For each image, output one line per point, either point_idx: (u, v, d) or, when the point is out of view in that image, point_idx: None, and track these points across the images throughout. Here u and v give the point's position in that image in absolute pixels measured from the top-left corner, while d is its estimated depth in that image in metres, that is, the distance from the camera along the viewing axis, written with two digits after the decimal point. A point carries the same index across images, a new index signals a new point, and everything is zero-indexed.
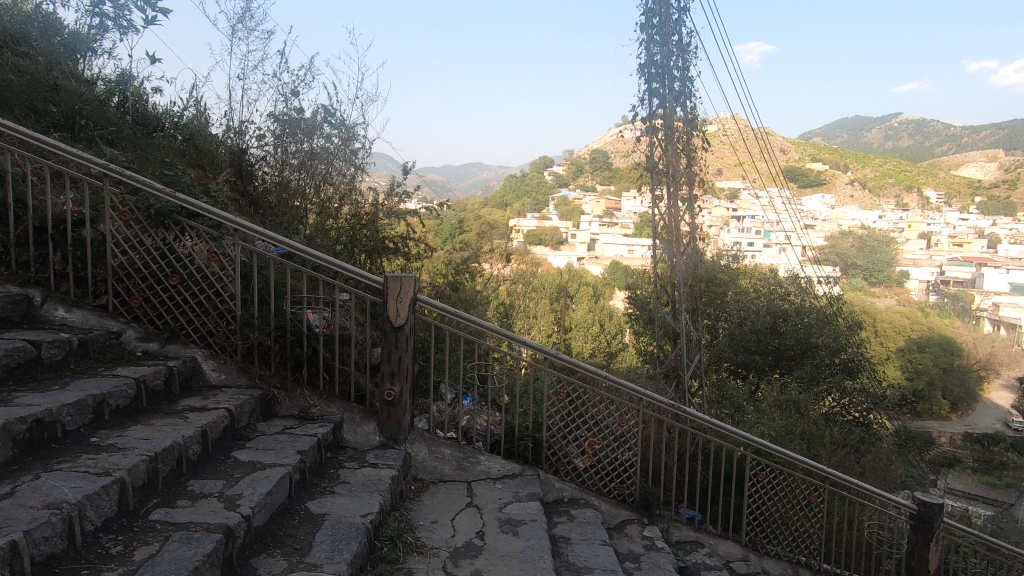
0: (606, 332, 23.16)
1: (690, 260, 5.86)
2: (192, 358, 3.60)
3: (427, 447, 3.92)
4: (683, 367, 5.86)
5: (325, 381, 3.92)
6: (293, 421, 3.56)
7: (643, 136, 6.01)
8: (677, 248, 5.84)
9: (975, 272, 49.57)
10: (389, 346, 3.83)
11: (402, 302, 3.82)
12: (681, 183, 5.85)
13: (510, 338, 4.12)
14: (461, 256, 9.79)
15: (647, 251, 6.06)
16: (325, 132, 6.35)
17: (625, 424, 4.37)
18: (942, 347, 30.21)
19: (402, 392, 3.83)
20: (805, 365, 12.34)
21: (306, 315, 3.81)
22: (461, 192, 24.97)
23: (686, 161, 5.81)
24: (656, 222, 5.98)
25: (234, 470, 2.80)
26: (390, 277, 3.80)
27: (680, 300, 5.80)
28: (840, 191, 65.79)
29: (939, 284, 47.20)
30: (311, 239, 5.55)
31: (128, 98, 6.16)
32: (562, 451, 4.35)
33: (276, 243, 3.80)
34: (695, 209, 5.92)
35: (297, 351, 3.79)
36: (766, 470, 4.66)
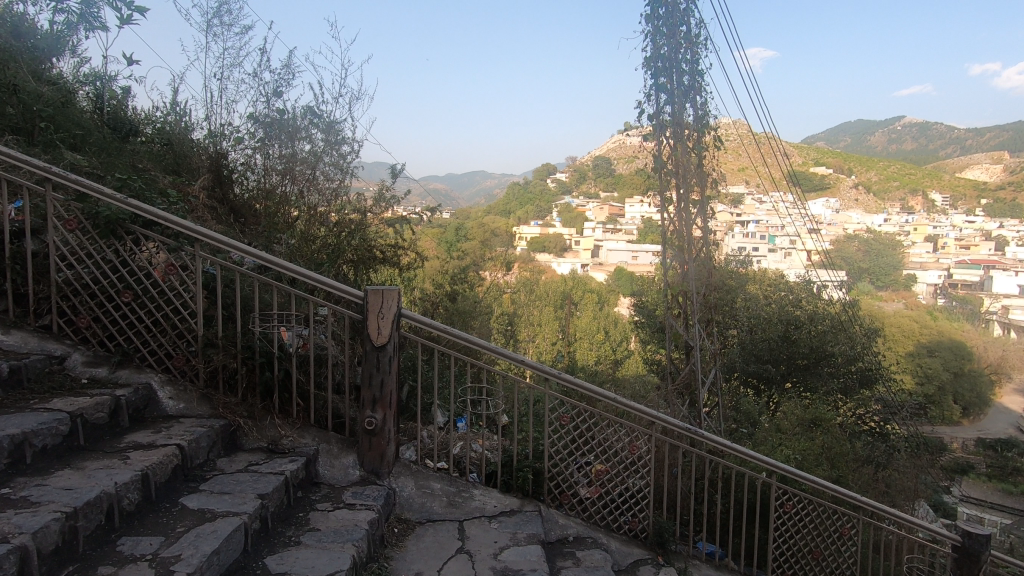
0: (610, 339, 22.65)
1: (702, 267, 5.43)
2: (146, 384, 3.19)
3: (414, 481, 3.49)
4: (698, 383, 5.36)
5: (299, 408, 3.49)
6: (260, 456, 3.13)
7: (650, 134, 5.59)
8: (689, 253, 5.39)
9: (983, 275, 48.85)
10: (370, 369, 3.40)
11: (384, 318, 3.40)
12: (692, 185, 5.42)
13: (507, 356, 3.69)
14: (459, 264, 9.36)
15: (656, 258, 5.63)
16: (311, 135, 5.97)
17: (637, 451, 3.92)
18: (953, 351, 29.58)
19: (384, 420, 3.41)
20: (820, 374, 11.83)
21: (276, 334, 3.40)
22: (462, 199, 24.63)
23: (696, 161, 5.39)
24: (665, 227, 5.55)
25: (178, 523, 2.37)
26: (370, 290, 3.39)
27: (692, 310, 5.36)
28: (846, 195, 65.22)
29: (948, 287, 46.53)
30: (292, 249, 5.15)
31: (102, 101, 5.79)
32: (566, 481, 3.90)
33: (242, 253, 3.40)
34: (708, 212, 5.48)
35: (266, 375, 3.38)
36: (793, 499, 4.19)
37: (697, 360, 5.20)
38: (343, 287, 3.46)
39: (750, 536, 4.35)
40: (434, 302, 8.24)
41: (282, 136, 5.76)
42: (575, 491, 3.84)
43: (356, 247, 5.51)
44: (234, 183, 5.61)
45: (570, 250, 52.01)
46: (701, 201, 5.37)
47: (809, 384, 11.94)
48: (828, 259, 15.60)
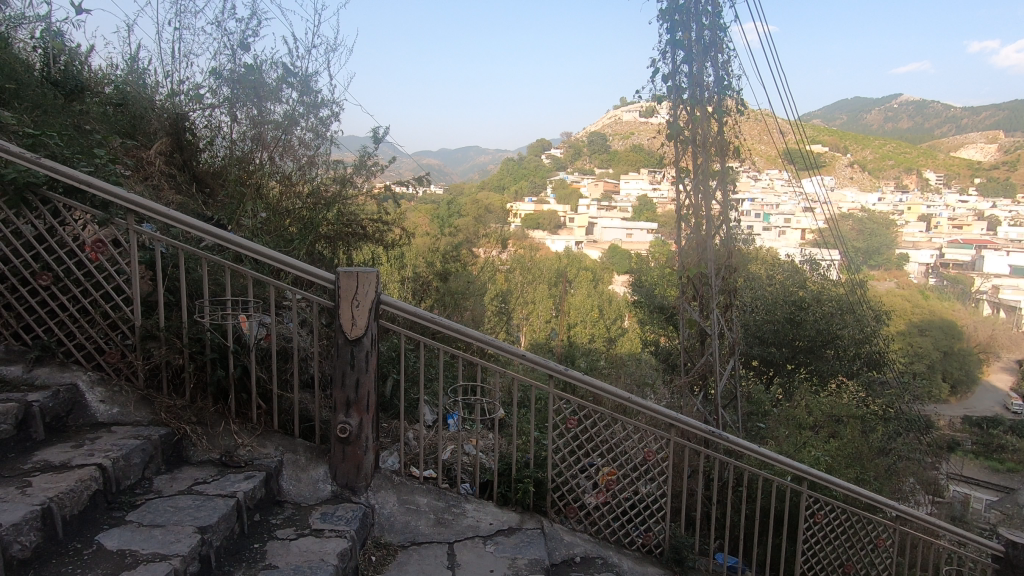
0: (605, 317, 22.23)
1: (724, 243, 4.81)
2: (71, 386, 2.65)
3: (397, 495, 2.99)
4: (716, 375, 4.78)
5: (260, 412, 2.96)
6: (209, 472, 2.61)
7: (665, 96, 4.98)
8: (709, 229, 4.81)
9: (976, 254, 48.79)
10: (343, 367, 2.86)
11: (360, 307, 2.85)
12: (712, 154, 4.84)
13: (505, 350, 3.16)
14: (450, 241, 8.75)
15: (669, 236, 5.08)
16: (285, 95, 5.31)
17: (653, 456, 3.44)
18: (943, 330, 29.52)
19: (361, 426, 2.89)
20: (826, 357, 11.41)
21: (230, 325, 2.84)
22: (455, 173, 23.89)
23: (716, 128, 4.81)
24: (680, 201, 4.99)
25: (86, 574, 1.85)
26: (342, 273, 2.83)
27: (709, 294, 4.84)
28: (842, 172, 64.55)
29: (940, 266, 46.41)
30: (262, 223, 4.57)
31: (46, 53, 5.11)
32: (572, 491, 3.41)
33: (188, 228, 2.83)
34: (729, 184, 4.90)
35: (218, 374, 2.84)
36: (825, 507, 3.75)
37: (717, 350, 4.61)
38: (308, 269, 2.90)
39: (772, 546, 3.92)
40: (422, 283, 7.65)
41: (252, 95, 5.11)
42: (583, 502, 3.36)
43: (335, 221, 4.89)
44: (198, 149, 4.97)
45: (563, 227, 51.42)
46: (721, 171, 4.78)
47: (814, 367, 11.54)
48: (831, 238, 15.10)
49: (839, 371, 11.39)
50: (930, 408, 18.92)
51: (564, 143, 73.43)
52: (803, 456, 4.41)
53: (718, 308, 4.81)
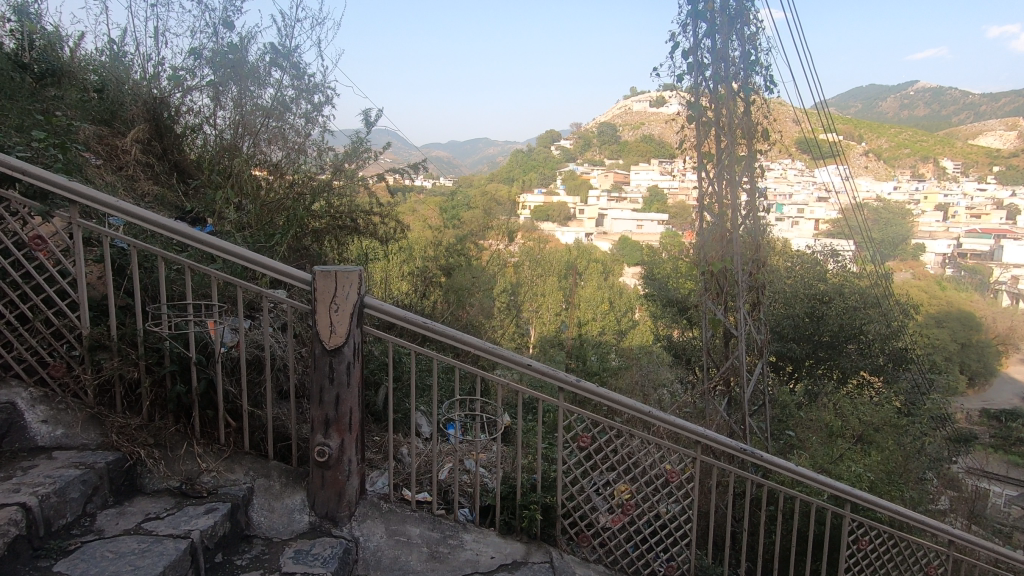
0: (615, 310, 21.75)
1: (753, 233, 4.37)
2: (10, 404, 2.31)
3: (386, 525, 2.62)
4: (743, 380, 4.35)
5: (229, 431, 2.60)
6: (164, 505, 2.25)
7: (685, 73, 4.55)
8: (734, 220, 4.37)
9: (994, 244, 47.57)
10: (322, 380, 2.48)
11: (340, 312, 2.47)
12: (738, 136, 4.40)
13: (507, 360, 2.76)
14: (454, 233, 8.34)
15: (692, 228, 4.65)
16: (274, 77, 4.93)
17: (676, 477, 3.04)
18: (962, 322, 28.73)
19: (342, 448, 2.51)
20: (849, 353, 10.89)
21: (192, 333, 2.48)
22: (463, 164, 23.52)
23: (742, 108, 4.39)
24: (703, 188, 4.55)
25: None
26: (318, 272, 2.46)
27: (735, 290, 4.41)
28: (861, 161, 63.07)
29: (958, 256, 45.31)
30: (247, 216, 4.21)
31: (19, 36, 4.77)
32: (584, 517, 3.02)
33: (142, 222, 2.46)
34: (757, 169, 4.45)
35: (179, 388, 2.48)
36: (869, 531, 3.34)
37: (744, 353, 4.19)
38: (278, 268, 2.53)
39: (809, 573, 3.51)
40: (424, 278, 7.26)
41: (239, 78, 4.73)
42: (597, 529, 2.97)
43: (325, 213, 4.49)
44: (180, 137, 4.61)
45: (572, 219, 50.90)
46: (749, 155, 4.35)
47: (836, 364, 11.03)
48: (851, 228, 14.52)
49: (862, 367, 10.88)
50: (951, 402, 18.30)
51: (574, 134, 72.76)
52: (842, 471, 3.97)
53: (744, 306, 4.38)
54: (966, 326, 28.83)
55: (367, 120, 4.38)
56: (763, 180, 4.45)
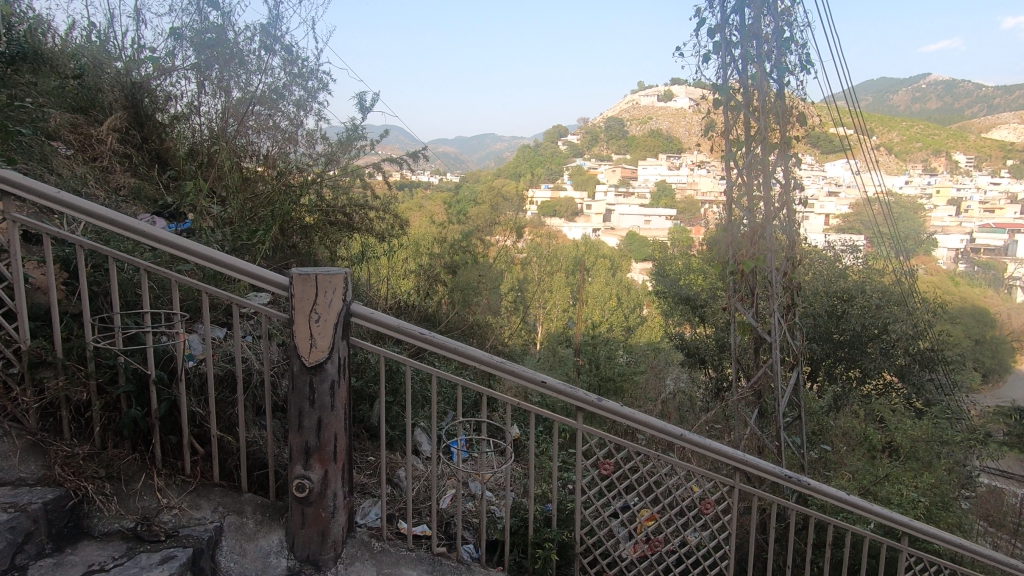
0: (624, 306, 21.24)
1: (788, 229, 3.95)
2: None
3: (377, 567, 2.25)
4: (776, 391, 3.95)
5: (196, 460, 2.24)
6: (112, 553, 1.89)
7: (712, 54, 4.14)
8: (767, 214, 3.96)
9: (1009, 239, 46.55)
10: (301, 402, 2.12)
11: (321, 321, 2.10)
12: (771, 122, 3.98)
13: (517, 376, 2.36)
14: (458, 228, 7.92)
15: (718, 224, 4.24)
16: (264, 61, 4.56)
17: (711, 508, 2.65)
18: (978, 319, 27.99)
19: (325, 480, 2.15)
20: (871, 353, 10.39)
21: (151, 347, 2.12)
22: (468, 159, 23.06)
23: (776, 91, 3.97)
24: (732, 179, 4.14)
25: None
26: (296, 275, 2.09)
27: (768, 292, 4.00)
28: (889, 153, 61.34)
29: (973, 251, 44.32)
30: (231, 211, 3.84)
31: None
32: (606, 554, 2.63)
33: (90, 218, 2.11)
34: (792, 157, 4.03)
35: (136, 412, 2.12)
36: (928, 567, 2.93)
37: (779, 361, 3.77)
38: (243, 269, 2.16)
39: None
40: (426, 276, 6.85)
41: (226, 62, 4.37)
42: (621, 568, 2.59)
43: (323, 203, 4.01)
44: (163, 126, 4.26)
45: (579, 214, 50.30)
46: (783, 142, 3.95)
47: (857, 365, 10.53)
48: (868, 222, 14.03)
49: (884, 368, 10.38)
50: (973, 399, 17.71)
51: (580, 128, 72.02)
52: (889, 493, 3.55)
53: (778, 310, 3.96)
54: (983, 323, 28.06)
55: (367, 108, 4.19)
56: (798, 170, 4.06)
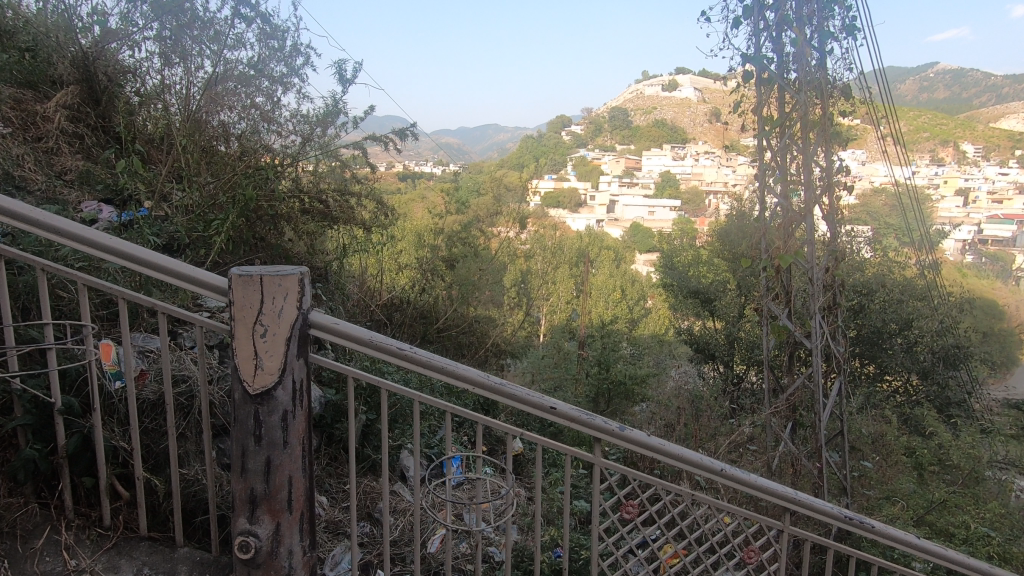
0: (628, 298, 20.67)
1: (830, 218, 3.44)
2: None
3: None
4: (815, 403, 3.44)
5: (119, 508, 1.79)
6: None
7: (744, 18, 3.61)
8: (807, 201, 3.43)
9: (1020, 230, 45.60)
10: (245, 439, 1.67)
11: (268, 337, 1.63)
12: (813, 95, 3.44)
13: (516, 402, 1.89)
14: (455, 218, 7.41)
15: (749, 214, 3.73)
16: (235, 31, 4.06)
17: (753, 557, 2.17)
18: (989, 312, 27.28)
19: (274, 538, 1.69)
20: (892, 351, 9.83)
21: (52, 369, 1.66)
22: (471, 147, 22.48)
23: (817, 60, 3.44)
24: (766, 162, 3.61)
25: None
26: (235, 276, 1.62)
27: (803, 291, 3.50)
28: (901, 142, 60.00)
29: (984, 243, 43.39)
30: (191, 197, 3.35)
31: None
32: None
33: None
34: (835, 136, 3.49)
35: (35, 451, 1.67)
36: None
37: (820, 371, 3.30)
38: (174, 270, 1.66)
39: None
40: (422, 270, 6.35)
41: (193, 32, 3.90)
42: None
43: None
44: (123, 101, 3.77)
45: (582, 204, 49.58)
46: (826, 118, 3.42)
47: (877, 362, 9.99)
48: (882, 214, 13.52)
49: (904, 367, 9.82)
50: (988, 394, 17.14)
51: (584, 118, 71.22)
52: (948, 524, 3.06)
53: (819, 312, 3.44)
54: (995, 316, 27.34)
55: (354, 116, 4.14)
56: (842, 151, 3.54)
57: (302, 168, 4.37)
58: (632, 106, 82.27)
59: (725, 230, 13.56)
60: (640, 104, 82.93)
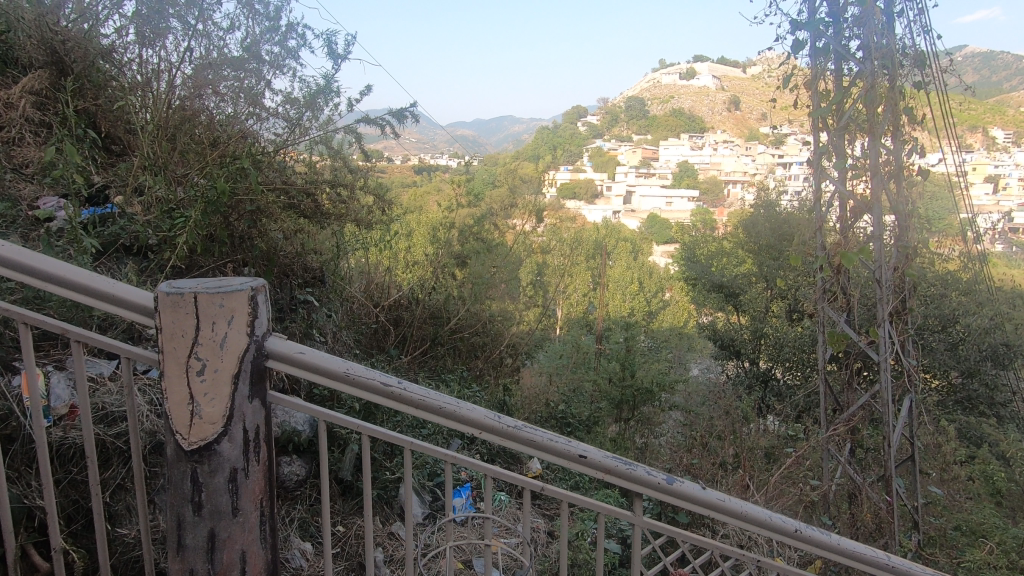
0: (646, 290, 20.15)
1: (901, 209, 2.91)
2: None
3: None
4: (881, 427, 2.96)
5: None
6: None
7: None
8: (875, 189, 2.91)
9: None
10: (181, 507, 1.28)
11: (208, 376, 1.24)
12: (885, 62, 2.88)
13: (536, 449, 1.47)
14: (467, 211, 6.99)
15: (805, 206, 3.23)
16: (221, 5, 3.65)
17: None
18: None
19: None
20: (935, 349, 9.18)
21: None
22: (485, 138, 21.97)
23: (886, 21, 2.89)
24: (823, 143, 3.10)
25: None
26: (161, 294, 1.23)
27: (867, 295, 3.00)
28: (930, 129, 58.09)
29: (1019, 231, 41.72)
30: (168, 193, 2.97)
31: None
32: None
33: None
34: (910, 110, 2.94)
35: None
36: None
37: (889, 387, 2.82)
38: (67, 278, 1.25)
39: None
40: (432, 266, 5.95)
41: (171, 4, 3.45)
42: None
43: (290, 181, 3.13)
44: (99, 87, 3.39)
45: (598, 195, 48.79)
46: (898, 90, 2.88)
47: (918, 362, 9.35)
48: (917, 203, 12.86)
49: (949, 367, 9.18)
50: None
51: (600, 108, 70.25)
52: None
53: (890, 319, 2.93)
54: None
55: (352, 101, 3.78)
56: (917, 128, 2.99)
57: (297, 158, 3.98)
58: (649, 95, 80.89)
59: (751, 222, 12.94)
60: (657, 93, 81.56)
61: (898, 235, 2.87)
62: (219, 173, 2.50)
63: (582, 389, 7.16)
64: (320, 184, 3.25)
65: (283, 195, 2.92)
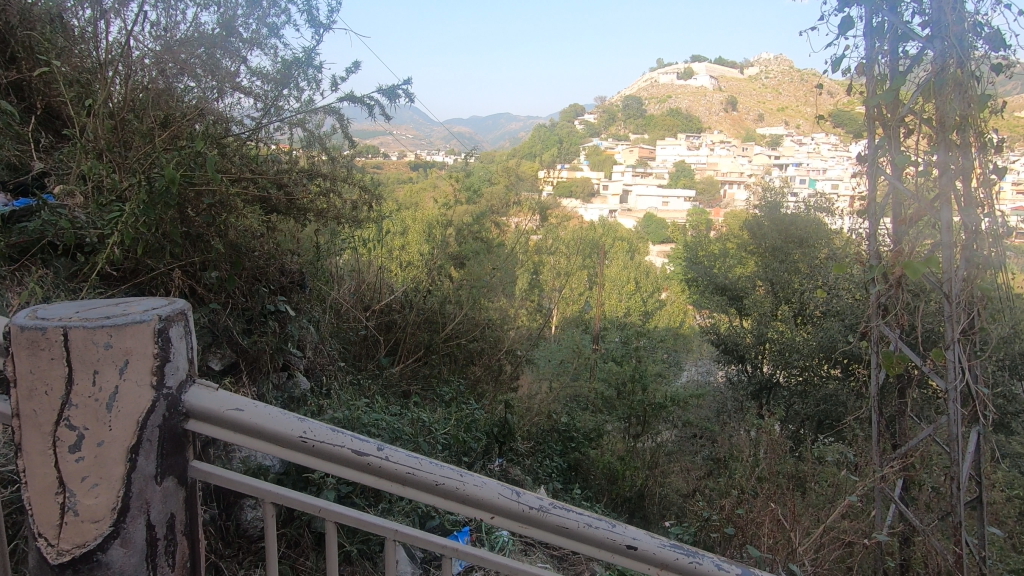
0: (642, 290, 19.76)
1: (982, 211, 2.44)
2: None
3: None
4: (947, 465, 2.55)
5: None
6: None
7: None
8: (944, 189, 2.46)
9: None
10: None
11: (83, 455, 0.84)
12: (958, 37, 2.42)
13: (570, 539, 1.06)
14: (465, 208, 6.57)
15: (861, 205, 2.83)
16: None
17: None
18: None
19: None
20: None
21: None
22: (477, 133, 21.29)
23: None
24: (878, 133, 2.73)
25: None
26: (16, 330, 0.82)
27: (933, 313, 2.56)
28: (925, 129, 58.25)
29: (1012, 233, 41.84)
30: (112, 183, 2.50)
31: None
32: None
33: None
34: (991, 94, 2.45)
35: None
36: None
37: (957, 420, 2.42)
38: None
39: None
40: (427, 268, 5.52)
41: None
42: None
43: (259, 170, 2.66)
44: (38, 62, 2.90)
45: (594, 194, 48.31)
46: (975, 68, 2.42)
47: None
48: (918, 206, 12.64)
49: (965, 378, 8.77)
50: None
51: (597, 106, 69.80)
52: None
53: (962, 342, 2.49)
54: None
55: (337, 86, 3.38)
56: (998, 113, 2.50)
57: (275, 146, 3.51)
58: (646, 93, 80.52)
59: (757, 222, 12.48)
60: (654, 92, 81.28)
61: (972, 243, 2.43)
62: (169, 159, 2.06)
63: (583, 399, 6.72)
64: (300, 175, 2.82)
65: (254, 186, 2.48)
